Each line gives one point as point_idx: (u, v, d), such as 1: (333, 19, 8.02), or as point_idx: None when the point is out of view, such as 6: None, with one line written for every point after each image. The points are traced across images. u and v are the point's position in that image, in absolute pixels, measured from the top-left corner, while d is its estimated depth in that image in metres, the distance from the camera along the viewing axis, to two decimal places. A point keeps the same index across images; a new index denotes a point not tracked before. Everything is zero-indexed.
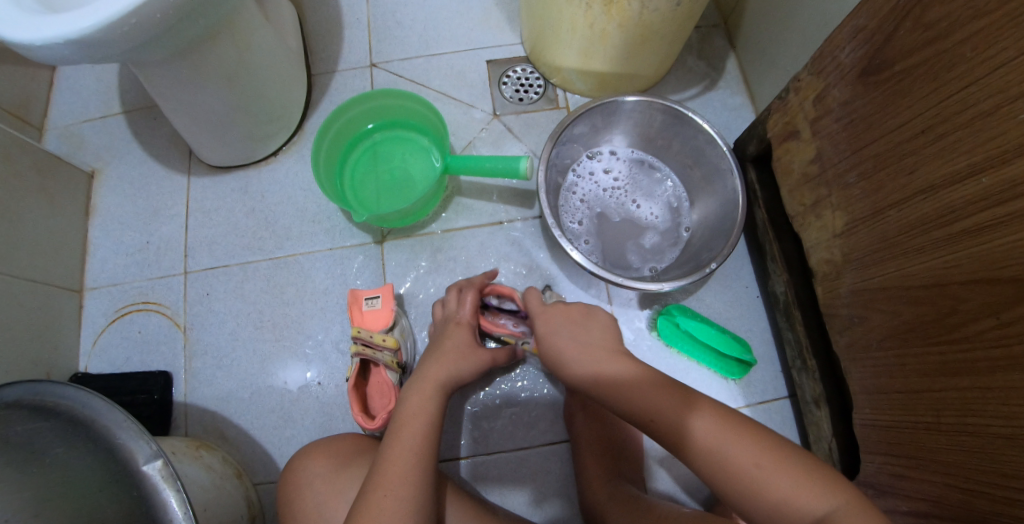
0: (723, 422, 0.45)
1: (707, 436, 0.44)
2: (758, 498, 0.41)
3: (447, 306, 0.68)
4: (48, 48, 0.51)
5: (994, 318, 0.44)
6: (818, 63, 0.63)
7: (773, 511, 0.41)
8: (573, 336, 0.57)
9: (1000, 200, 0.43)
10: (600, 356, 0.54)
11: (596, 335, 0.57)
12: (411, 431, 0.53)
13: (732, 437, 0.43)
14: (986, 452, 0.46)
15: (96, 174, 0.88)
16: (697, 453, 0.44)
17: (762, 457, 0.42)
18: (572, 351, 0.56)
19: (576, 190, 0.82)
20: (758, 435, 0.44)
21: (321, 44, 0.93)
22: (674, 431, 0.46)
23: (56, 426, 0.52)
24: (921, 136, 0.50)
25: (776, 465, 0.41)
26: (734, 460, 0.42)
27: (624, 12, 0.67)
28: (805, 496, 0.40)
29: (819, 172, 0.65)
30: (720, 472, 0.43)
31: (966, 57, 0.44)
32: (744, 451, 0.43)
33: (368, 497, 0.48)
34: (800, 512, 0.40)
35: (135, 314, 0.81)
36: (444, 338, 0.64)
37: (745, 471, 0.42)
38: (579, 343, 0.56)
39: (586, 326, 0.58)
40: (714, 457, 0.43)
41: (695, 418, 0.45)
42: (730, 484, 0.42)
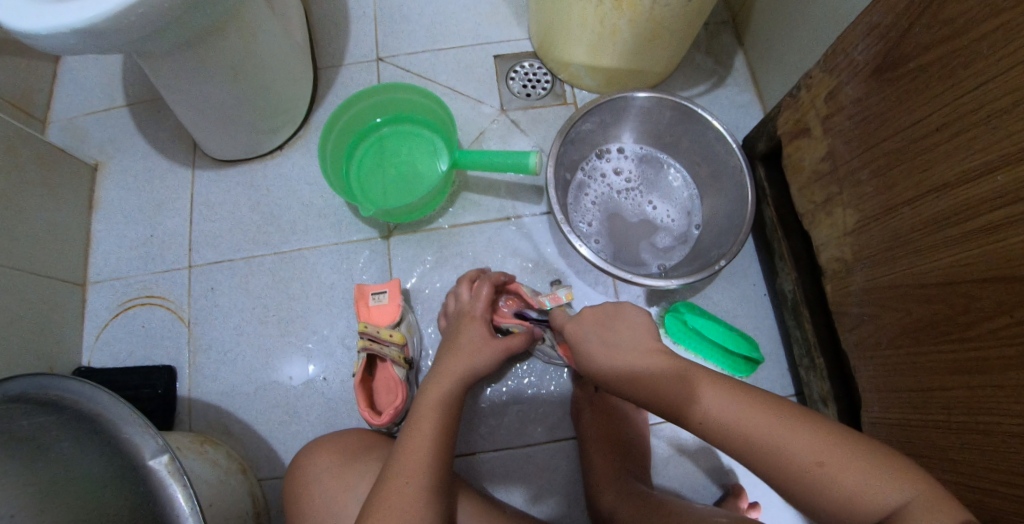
0: (771, 414, 0.42)
1: (757, 431, 0.41)
2: (822, 494, 0.38)
3: (460, 298, 0.69)
4: (54, 37, 0.51)
5: (1008, 316, 0.44)
6: (830, 60, 0.63)
7: (840, 506, 0.38)
8: (600, 337, 0.53)
9: (1015, 198, 0.42)
10: (633, 356, 0.50)
11: (627, 335, 0.53)
12: (430, 424, 0.54)
13: (786, 429, 0.41)
14: (999, 450, 0.46)
15: (100, 167, 0.87)
16: (749, 452, 0.41)
17: (822, 451, 0.39)
18: (603, 356, 0.52)
19: (586, 190, 0.82)
20: (814, 426, 0.41)
21: (327, 37, 0.92)
22: (722, 432, 0.43)
23: (61, 420, 0.51)
24: (935, 133, 0.50)
25: (838, 458, 0.39)
26: (790, 456, 0.40)
27: (635, 7, 0.66)
28: (873, 490, 0.37)
29: (830, 170, 0.65)
30: (776, 470, 0.40)
31: (982, 54, 0.44)
32: (801, 445, 0.40)
33: (386, 487, 0.49)
34: (870, 506, 0.37)
35: (139, 308, 0.80)
36: (458, 333, 0.64)
37: (804, 468, 0.39)
38: (609, 345, 0.52)
39: (615, 325, 0.54)
40: (769, 454, 0.41)
41: (744, 413, 0.42)
42: (791, 483, 0.40)
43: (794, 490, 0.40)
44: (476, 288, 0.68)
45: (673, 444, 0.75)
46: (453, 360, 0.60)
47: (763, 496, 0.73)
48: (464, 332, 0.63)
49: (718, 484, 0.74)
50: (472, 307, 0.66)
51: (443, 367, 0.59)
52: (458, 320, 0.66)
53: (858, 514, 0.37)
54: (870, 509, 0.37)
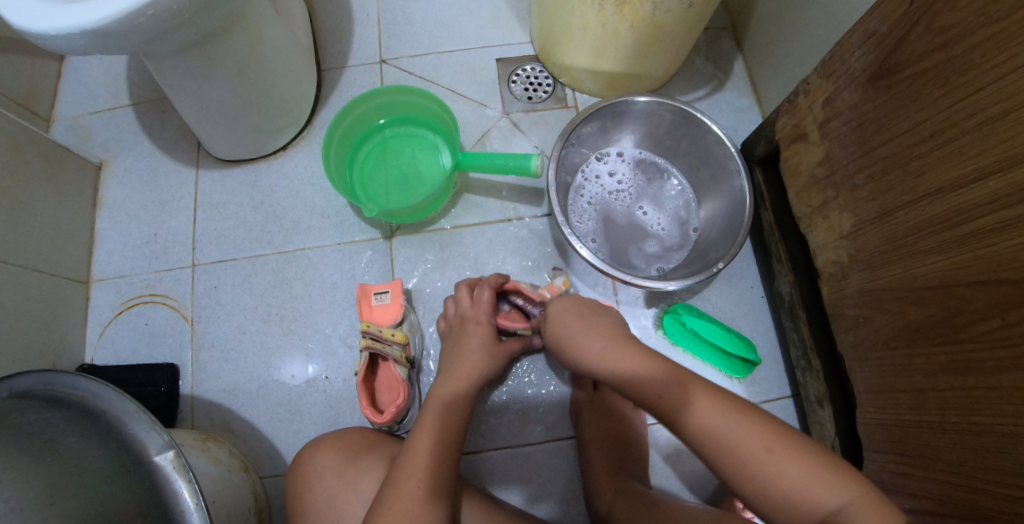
0: (730, 405, 0.45)
1: (717, 418, 0.44)
2: (766, 483, 0.41)
3: (460, 303, 0.70)
4: (65, 38, 0.52)
5: (1000, 318, 0.45)
6: (828, 66, 0.64)
7: (780, 498, 0.41)
8: (581, 327, 0.56)
9: (1008, 203, 0.43)
10: (609, 344, 0.53)
11: (605, 328, 0.55)
12: (435, 427, 0.56)
13: (743, 419, 0.43)
14: (990, 450, 0.47)
15: (104, 166, 0.87)
16: (703, 437, 0.44)
17: (774, 442, 0.42)
18: (584, 342, 0.54)
19: (584, 192, 0.83)
20: (769, 421, 0.44)
21: (331, 39, 0.93)
22: (685, 417, 0.45)
23: (68, 416, 0.51)
24: (930, 139, 0.51)
25: (788, 451, 0.41)
26: (742, 442, 0.42)
27: (636, 13, 0.67)
28: (816, 485, 0.40)
29: (827, 174, 0.66)
30: (726, 455, 0.43)
31: (976, 63, 0.45)
32: (756, 434, 0.42)
33: (393, 486, 0.51)
34: (811, 500, 0.40)
35: (142, 306, 0.81)
36: (462, 336, 0.67)
37: (754, 455, 0.42)
38: (588, 332, 0.55)
39: (593, 319, 0.57)
40: (722, 441, 0.43)
41: (705, 401, 0.45)
42: (740, 470, 0.42)
43: (741, 477, 0.42)
44: (476, 294, 0.70)
45: (671, 444, 0.76)
46: (463, 363, 0.64)
47: None
48: (469, 339, 0.66)
49: (715, 484, 0.75)
50: (476, 313, 0.68)
51: (452, 369, 0.63)
52: (460, 326, 0.68)
53: (796, 507, 0.40)
54: (810, 504, 0.40)
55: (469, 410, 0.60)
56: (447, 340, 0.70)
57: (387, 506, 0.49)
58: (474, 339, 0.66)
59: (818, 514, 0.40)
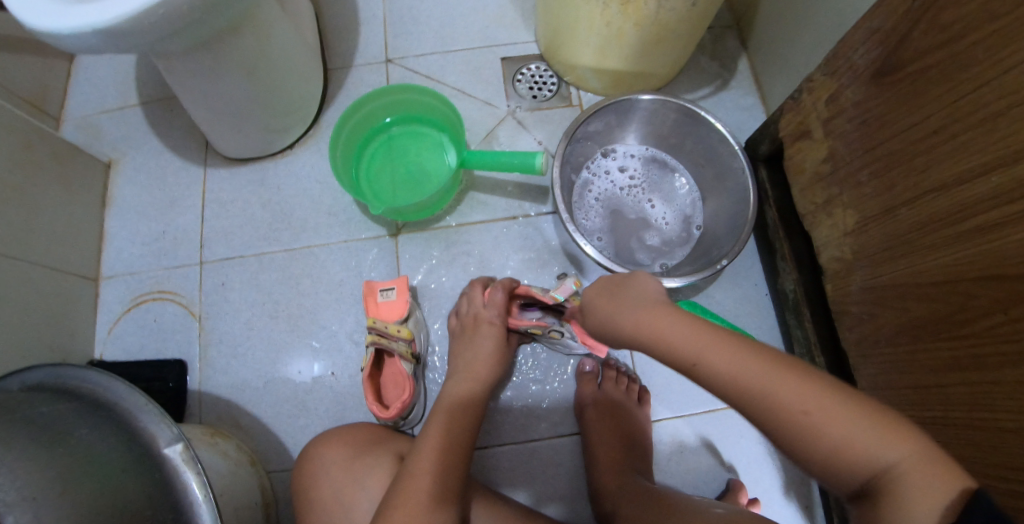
0: (765, 359, 0.39)
1: (756, 379, 0.38)
2: (811, 446, 0.37)
3: (473, 301, 0.71)
4: (76, 37, 0.52)
5: (1004, 314, 0.45)
6: (832, 64, 0.64)
7: (825, 459, 0.36)
8: (611, 295, 0.49)
9: (1011, 198, 0.44)
10: (639, 308, 0.45)
11: (640, 290, 0.48)
12: (444, 427, 0.57)
13: (785, 378, 0.38)
14: (995, 445, 0.48)
15: (113, 164, 0.88)
16: (742, 398, 0.39)
17: (814, 401, 0.37)
18: (613, 310, 0.47)
19: (591, 187, 0.83)
20: (812, 377, 0.38)
21: (337, 39, 0.94)
22: (726, 380, 0.39)
23: (78, 408, 0.52)
24: (933, 136, 0.51)
25: (829, 408, 0.37)
26: (779, 403, 0.37)
27: (641, 12, 0.68)
28: (863, 445, 0.36)
29: (831, 171, 0.67)
30: (765, 414, 0.38)
31: (979, 58, 0.45)
32: (796, 394, 0.37)
33: (408, 479, 0.51)
34: (858, 461, 0.36)
35: (151, 303, 0.81)
36: (474, 336, 0.68)
37: (794, 417, 0.37)
38: (617, 299, 0.48)
39: (625, 284, 0.49)
40: (762, 400, 0.38)
41: (741, 360, 0.39)
42: (781, 432, 0.38)
43: (783, 437, 0.38)
44: (488, 294, 0.70)
45: (676, 441, 0.76)
46: (476, 364, 0.66)
47: (764, 493, 0.74)
48: (482, 341, 0.67)
49: (720, 481, 0.75)
50: (488, 314, 0.69)
51: (469, 370, 0.65)
52: (473, 325, 0.69)
53: (842, 469, 0.36)
54: (857, 464, 0.36)
55: (478, 410, 0.62)
56: (457, 338, 0.71)
57: (401, 498, 0.50)
58: (486, 340, 0.67)
59: (866, 476, 0.36)
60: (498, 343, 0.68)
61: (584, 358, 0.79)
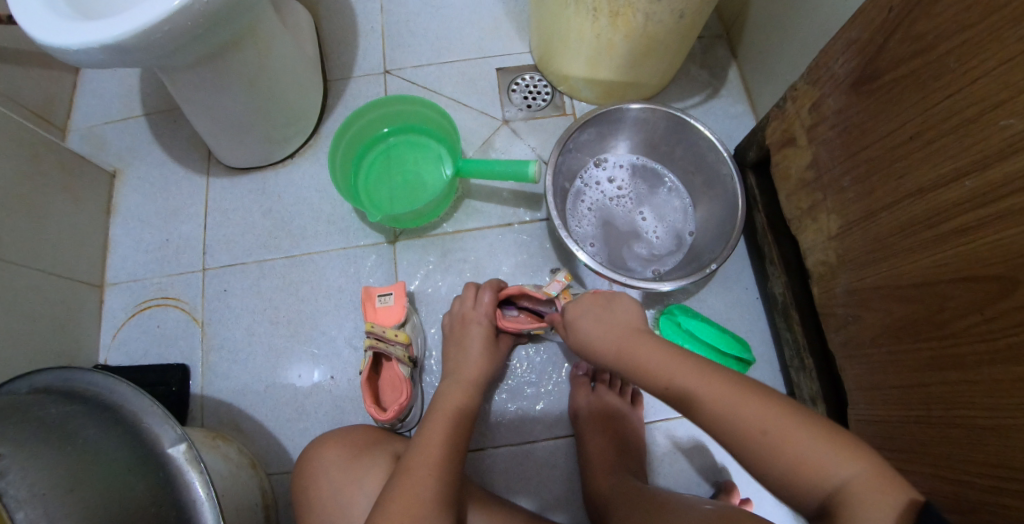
0: (729, 382, 0.43)
1: (719, 399, 0.42)
2: (769, 462, 0.39)
3: (463, 302, 0.73)
4: (86, 53, 0.55)
5: (979, 314, 0.47)
6: (814, 73, 0.66)
7: (783, 476, 0.39)
8: (597, 319, 0.55)
9: (984, 201, 0.45)
10: (621, 334, 0.52)
11: (623, 315, 0.55)
12: (440, 428, 0.58)
13: (746, 399, 0.41)
14: (975, 443, 0.49)
15: (118, 174, 0.91)
16: (707, 418, 0.42)
17: (771, 421, 0.40)
18: (599, 335, 0.54)
19: (584, 197, 0.85)
20: (769, 397, 0.42)
21: (337, 51, 0.96)
22: (691, 398, 0.43)
23: (85, 410, 0.54)
24: (910, 142, 0.53)
25: (784, 427, 0.39)
26: (738, 422, 0.41)
27: (630, 24, 0.70)
28: (815, 462, 0.38)
29: (815, 178, 0.68)
30: (728, 433, 0.41)
31: (951, 67, 0.47)
32: (754, 413, 0.40)
33: (406, 475, 0.53)
34: (812, 478, 0.38)
35: (155, 309, 0.83)
36: (464, 337, 0.70)
37: (752, 435, 0.40)
38: (603, 324, 0.54)
39: (610, 308, 0.56)
40: (723, 419, 0.41)
41: (705, 381, 0.43)
42: (742, 449, 0.40)
43: (743, 454, 0.40)
44: (479, 295, 0.72)
45: (669, 443, 0.78)
46: (468, 366, 0.67)
47: (756, 494, 0.75)
48: (474, 344, 0.69)
49: (712, 483, 0.76)
50: (476, 314, 0.71)
51: (458, 372, 0.66)
52: (462, 326, 0.71)
53: (799, 486, 0.38)
54: (812, 481, 0.38)
55: (473, 412, 0.63)
56: (449, 338, 0.73)
57: (396, 496, 0.51)
58: (475, 340, 0.69)
59: (821, 493, 0.37)
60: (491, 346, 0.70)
61: (578, 361, 0.81)
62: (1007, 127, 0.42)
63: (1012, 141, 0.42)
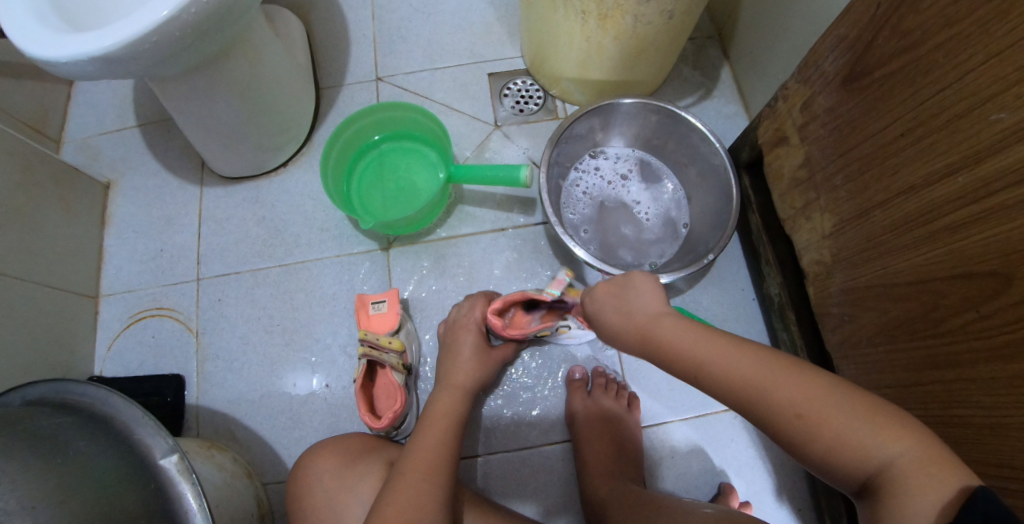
0: (765, 362, 0.40)
1: (754, 382, 0.39)
2: (809, 443, 0.38)
3: (459, 310, 0.73)
4: (74, 64, 0.55)
5: (974, 311, 0.47)
6: (804, 72, 0.66)
7: (823, 456, 0.37)
8: (614, 306, 0.50)
9: (976, 198, 0.45)
10: (641, 318, 0.47)
11: (642, 299, 0.49)
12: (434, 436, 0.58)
13: (781, 381, 0.39)
14: (973, 441, 0.49)
15: (112, 185, 0.91)
16: (741, 401, 0.40)
17: (808, 404, 0.38)
18: (618, 321, 0.49)
19: (580, 183, 0.85)
20: (807, 375, 0.39)
21: (328, 59, 0.96)
22: (726, 387, 0.40)
23: (78, 422, 0.54)
24: (901, 139, 0.52)
25: (822, 409, 0.37)
26: (774, 406, 0.39)
27: (618, 26, 0.69)
28: (856, 443, 0.36)
29: (808, 176, 0.68)
30: (766, 417, 0.39)
31: (939, 63, 0.47)
32: (793, 394, 0.38)
33: (400, 480, 0.53)
34: (854, 459, 0.36)
35: (149, 319, 0.83)
36: (455, 344, 0.69)
37: (790, 419, 0.38)
38: (622, 309, 0.49)
39: (627, 291, 0.50)
40: (761, 405, 0.39)
41: (739, 365, 0.40)
42: (778, 431, 0.39)
43: (782, 436, 0.39)
44: (473, 303, 0.72)
45: (666, 446, 0.77)
46: (459, 371, 0.66)
47: (755, 497, 0.75)
48: (467, 351, 0.68)
49: (711, 486, 0.75)
50: (467, 319, 0.70)
51: (451, 378, 0.66)
52: (454, 332, 0.71)
53: (841, 465, 0.37)
54: (855, 462, 0.36)
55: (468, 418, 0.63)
56: (443, 345, 0.72)
57: (391, 502, 0.51)
58: (467, 347, 0.69)
59: (865, 471, 0.36)
60: (484, 348, 0.70)
61: (573, 366, 0.81)
62: (998, 121, 0.42)
63: (1003, 136, 0.42)
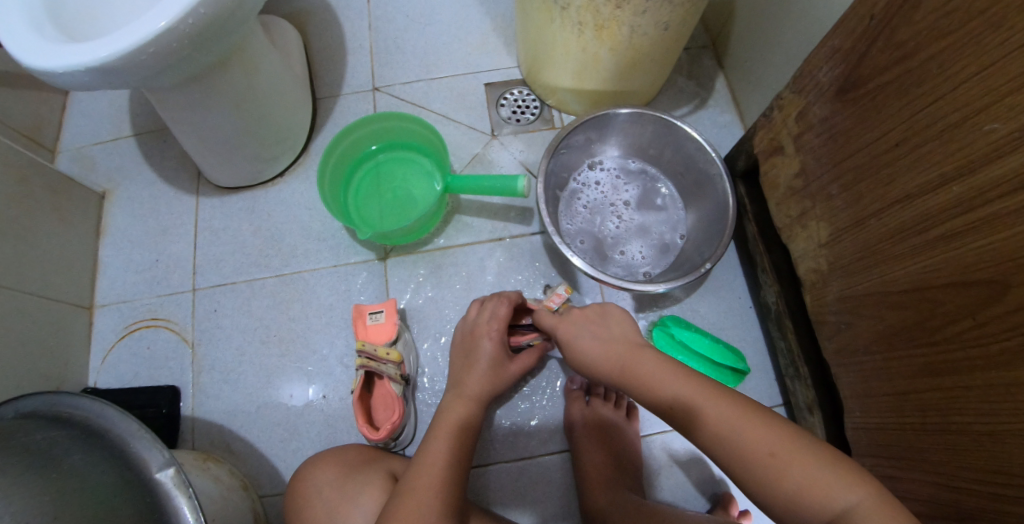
0: (738, 402, 0.42)
1: (725, 419, 0.41)
2: (772, 486, 0.38)
3: (477, 314, 0.70)
4: (70, 75, 0.55)
5: (971, 319, 0.47)
6: (798, 82, 0.66)
7: (786, 498, 0.38)
8: (593, 333, 0.53)
9: (971, 206, 0.45)
10: (619, 348, 0.50)
11: (618, 330, 0.52)
12: (434, 452, 0.57)
13: (753, 421, 0.40)
14: (972, 448, 0.49)
15: (107, 195, 0.90)
16: (708, 437, 0.41)
17: (779, 444, 0.39)
18: (595, 349, 0.51)
19: (579, 196, 0.86)
20: (777, 421, 0.40)
21: (325, 69, 0.97)
22: (696, 422, 0.42)
23: (72, 435, 0.54)
24: (895, 148, 0.53)
25: (792, 451, 0.38)
26: (744, 442, 0.39)
27: (615, 37, 0.70)
28: (821, 484, 0.37)
29: (803, 186, 0.69)
30: (733, 456, 0.40)
31: (932, 74, 0.48)
32: (761, 435, 0.39)
33: (408, 494, 0.53)
34: (817, 502, 0.36)
35: (145, 330, 0.82)
36: (474, 352, 0.67)
37: (757, 458, 0.39)
38: (600, 339, 0.52)
39: (606, 321, 0.54)
40: (729, 442, 0.40)
41: (711, 401, 0.42)
42: (744, 471, 0.39)
43: (746, 477, 0.39)
44: (494, 308, 0.69)
45: (665, 455, 0.77)
46: (472, 380, 0.65)
47: (754, 505, 0.75)
48: (477, 358, 0.67)
49: (710, 495, 0.75)
50: (488, 326, 0.68)
51: (462, 388, 0.65)
52: (472, 338, 0.69)
53: (803, 509, 0.37)
54: (817, 506, 0.37)
55: (474, 436, 0.62)
56: (457, 347, 0.70)
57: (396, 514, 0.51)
58: (485, 355, 0.67)
59: (827, 516, 0.36)
60: (501, 360, 0.67)
61: (572, 375, 0.81)
62: (993, 131, 0.43)
63: (997, 145, 0.42)
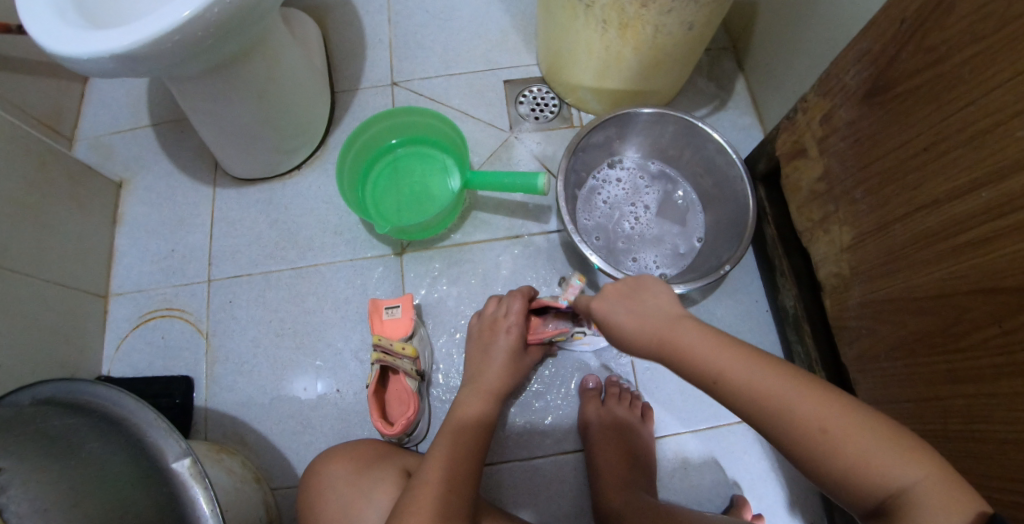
0: (790, 378, 0.40)
1: (776, 394, 0.39)
2: (826, 463, 0.38)
3: (495, 308, 0.71)
4: (94, 62, 0.55)
5: (997, 326, 0.46)
6: (825, 85, 0.66)
7: (841, 475, 0.37)
8: (628, 307, 0.49)
9: (999, 214, 0.45)
10: (660, 321, 0.46)
11: (656, 302, 0.48)
12: (451, 451, 0.57)
13: (805, 396, 0.39)
14: (993, 457, 0.48)
15: (124, 184, 0.90)
16: (759, 414, 0.40)
17: (833, 420, 0.38)
18: (632, 323, 0.47)
19: (599, 192, 0.86)
20: (832, 395, 0.39)
21: (344, 63, 0.97)
22: (745, 398, 0.40)
23: (88, 423, 0.53)
24: (924, 153, 0.53)
25: (847, 428, 0.37)
26: (799, 417, 0.38)
27: (639, 36, 0.70)
28: (880, 462, 0.36)
29: (827, 189, 0.68)
30: (788, 434, 0.39)
31: (964, 79, 0.47)
32: (816, 412, 0.38)
33: (419, 489, 0.52)
34: (873, 481, 0.36)
35: (159, 320, 0.82)
36: (491, 346, 0.68)
37: (812, 435, 0.38)
38: (634, 312, 0.48)
39: (640, 294, 0.49)
40: (783, 417, 0.39)
41: (761, 376, 0.40)
42: (797, 447, 0.39)
43: (797, 453, 0.39)
44: (508, 304, 0.70)
45: (679, 457, 0.77)
46: (491, 373, 0.66)
47: (768, 509, 0.74)
48: (496, 351, 0.67)
49: (724, 497, 0.74)
50: (505, 319, 0.68)
51: (480, 381, 0.66)
52: (490, 331, 0.69)
53: (857, 485, 0.37)
54: (874, 482, 0.36)
55: (487, 433, 0.61)
56: (474, 341, 0.70)
57: (413, 507, 0.50)
58: (501, 348, 0.67)
59: (880, 495, 0.36)
60: (518, 351, 0.68)
61: (587, 375, 0.80)
62: None
63: None
